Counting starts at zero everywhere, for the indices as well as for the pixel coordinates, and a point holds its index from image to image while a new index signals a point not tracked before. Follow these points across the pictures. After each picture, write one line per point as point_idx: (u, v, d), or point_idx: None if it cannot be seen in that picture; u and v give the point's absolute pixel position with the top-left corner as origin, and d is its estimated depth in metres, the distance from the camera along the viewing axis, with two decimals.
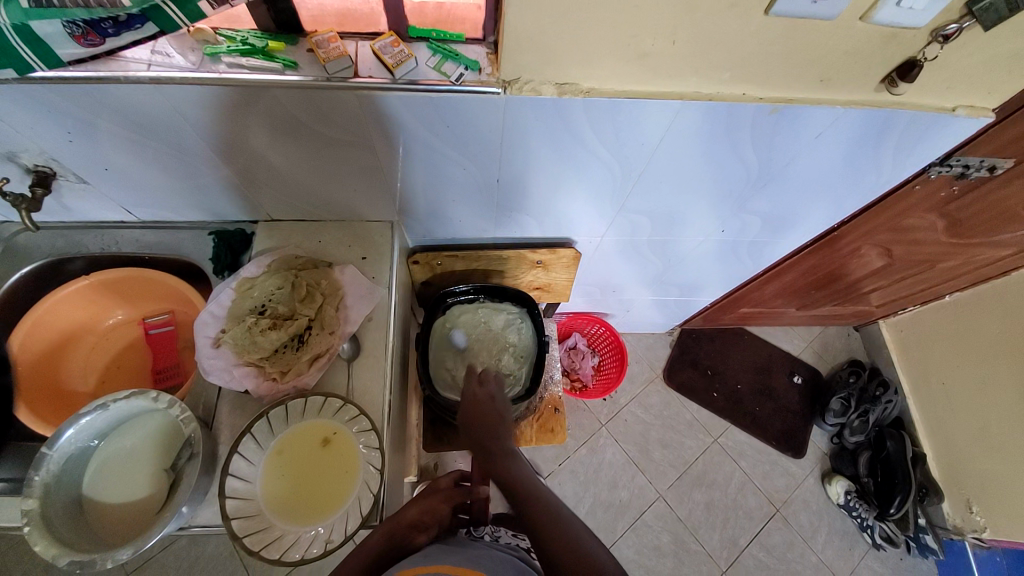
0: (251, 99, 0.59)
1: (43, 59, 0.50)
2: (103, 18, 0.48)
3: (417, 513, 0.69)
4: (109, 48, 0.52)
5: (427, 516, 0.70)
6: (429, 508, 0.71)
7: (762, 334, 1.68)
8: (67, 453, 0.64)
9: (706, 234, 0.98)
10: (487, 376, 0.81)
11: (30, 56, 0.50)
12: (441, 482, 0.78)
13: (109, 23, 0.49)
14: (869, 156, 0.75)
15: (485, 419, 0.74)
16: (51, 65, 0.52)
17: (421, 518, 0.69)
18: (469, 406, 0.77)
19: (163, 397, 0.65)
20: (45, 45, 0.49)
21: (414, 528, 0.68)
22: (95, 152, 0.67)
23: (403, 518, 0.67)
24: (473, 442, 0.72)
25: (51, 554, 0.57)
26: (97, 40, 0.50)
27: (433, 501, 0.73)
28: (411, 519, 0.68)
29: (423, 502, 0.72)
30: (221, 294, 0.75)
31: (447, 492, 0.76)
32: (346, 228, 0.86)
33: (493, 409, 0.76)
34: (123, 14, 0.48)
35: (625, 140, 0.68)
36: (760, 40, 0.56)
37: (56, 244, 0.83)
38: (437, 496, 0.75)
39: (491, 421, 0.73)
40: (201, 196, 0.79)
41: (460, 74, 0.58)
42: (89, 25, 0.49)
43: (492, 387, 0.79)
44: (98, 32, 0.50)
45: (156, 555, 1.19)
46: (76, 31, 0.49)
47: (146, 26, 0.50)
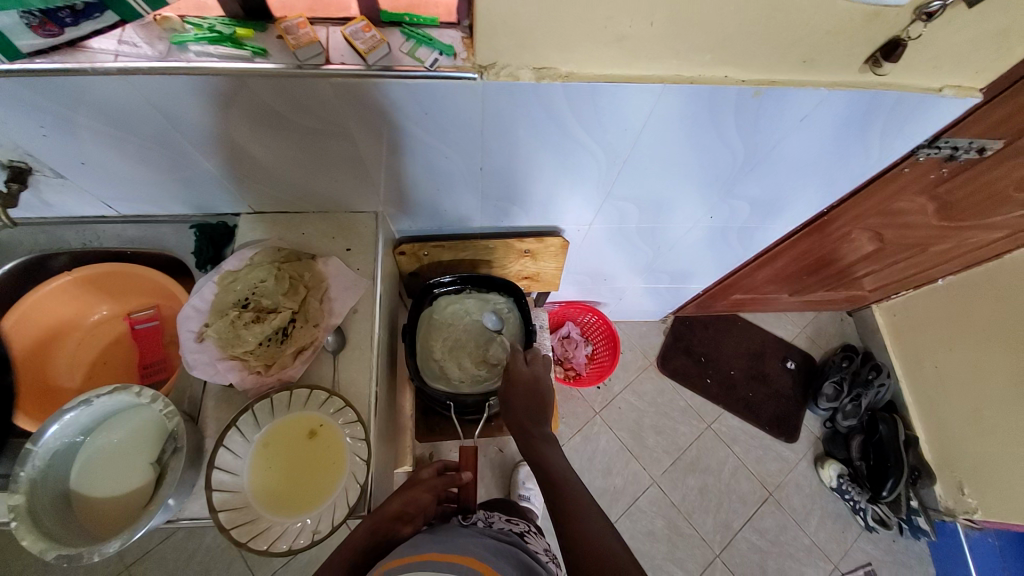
0: (227, 89, 0.58)
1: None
2: (60, 8, 0.48)
3: (400, 504, 0.70)
4: (66, 38, 0.52)
5: (410, 506, 0.71)
6: (411, 497, 0.72)
7: (757, 320, 1.68)
8: (54, 449, 0.64)
9: (695, 221, 0.97)
10: (534, 356, 0.85)
11: None
12: (423, 473, 0.78)
13: (66, 12, 0.49)
14: (857, 139, 0.74)
15: (533, 402, 0.78)
16: (12, 56, 0.52)
17: (404, 509, 0.70)
18: (515, 382, 0.81)
19: (146, 391, 0.65)
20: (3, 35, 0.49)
21: (398, 520, 0.69)
22: (69, 147, 0.66)
23: (387, 510, 0.68)
24: (517, 420, 0.77)
25: (39, 548, 0.58)
26: (56, 30, 0.50)
27: (416, 492, 0.73)
28: (394, 511, 0.69)
29: (406, 492, 0.72)
30: (204, 288, 0.75)
31: (430, 483, 0.77)
32: (330, 219, 0.85)
33: (537, 390, 0.80)
34: (81, 3, 0.48)
35: (609, 126, 0.68)
36: (741, 20, 0.54)
37: (39, 240, 0.82)
38: (421, 486, 0.75)
39: (535, 404, 0.78)
40: (181, 189, 0.78)
41: (434, 60, 0.57)
42: (46, 15, 0.49)
43: (538, 368, 0.83)
44: (56, 22, 0.49)
45: (154, 548, 1.20)
46: (33, 22, 0.49)
47: (104, 14, 0.51)
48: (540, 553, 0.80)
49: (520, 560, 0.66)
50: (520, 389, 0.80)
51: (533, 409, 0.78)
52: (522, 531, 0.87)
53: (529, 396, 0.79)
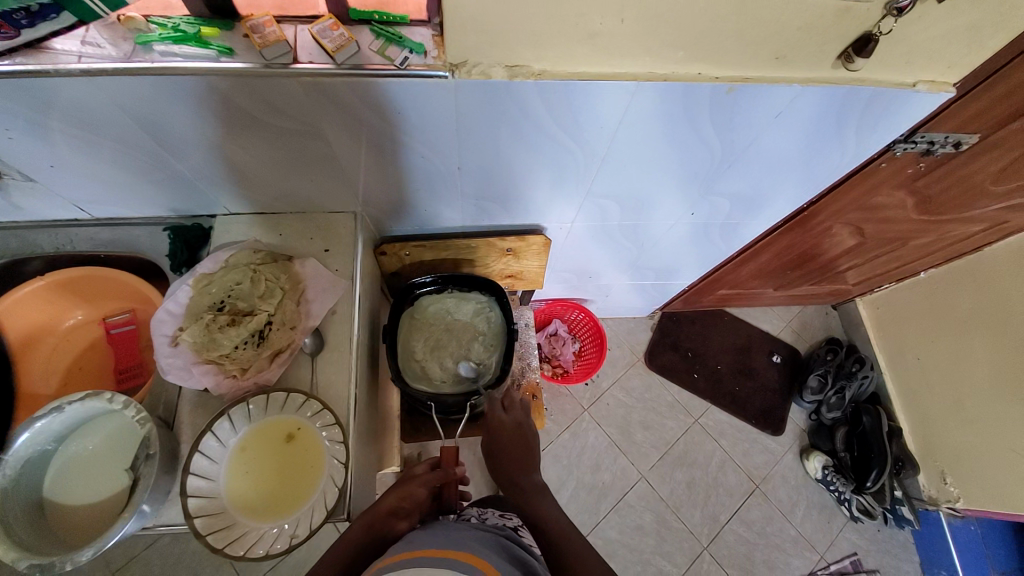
0: (194, 89, 0.56)
1: None
2: (14, 9, 0.47)
3: (396, 500, 0.73)
4: (21, 41, 0.50)
5: (405, 502, 0.74)
6: (404, 493, 0.75)
7: (743, 315, 1.69)
8: (24, 457, 0.62)
9: (677, 218, 0.97)
10: (511, 401, 0.84)
11: None
12: (417, 469, 0.81)
13: (21, 14, 0.48)
14: (833, 135, 0.74)
15: (517, 449, 0.79)
16: None
17: (399, 505, 0.73)
18: (498, 432, 0.81)
19: (117, 398, 0.64)
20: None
21: (393, 515, 0.72)
22: (35, 150, 0.65)
23: (380, 508, 0.72)
24: (503, 472, 0.78)
25: (11, 558, 0.56)
26: (11, 33, 0.49)
27: (412, 487, 0.77)
28: (389, 507, 0.72)
29: (400, 488, 0.76)
30: (178, 291, 0.73)
31: (424, 477, 0.79)
32: (308, 220, 0.84)
33: (521, 436, 0.81)
34: (35, 4, 0.48)
35: (585, 124, 0.67)
36: (711, 17, 0.54)
37: (10, 244, 0.81)
38: (415, 481, 0.78)
39: (522, 452, 0.79)
40: (154, 191, 0.77)
41: (404, 58, 0.56)
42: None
43: (519, 415, 0.83)
44: (11, 24, 0.48)
45: (139, 553, 1.19)
46: None
47: (61, 15, 0.50)
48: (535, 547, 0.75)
49: (513, 551, 0.65)
50: (504, 438, 0.80)
51: (519, 457, 0.78)
52: (517, 526, 0.79)
53: (513, 444, 0.79)
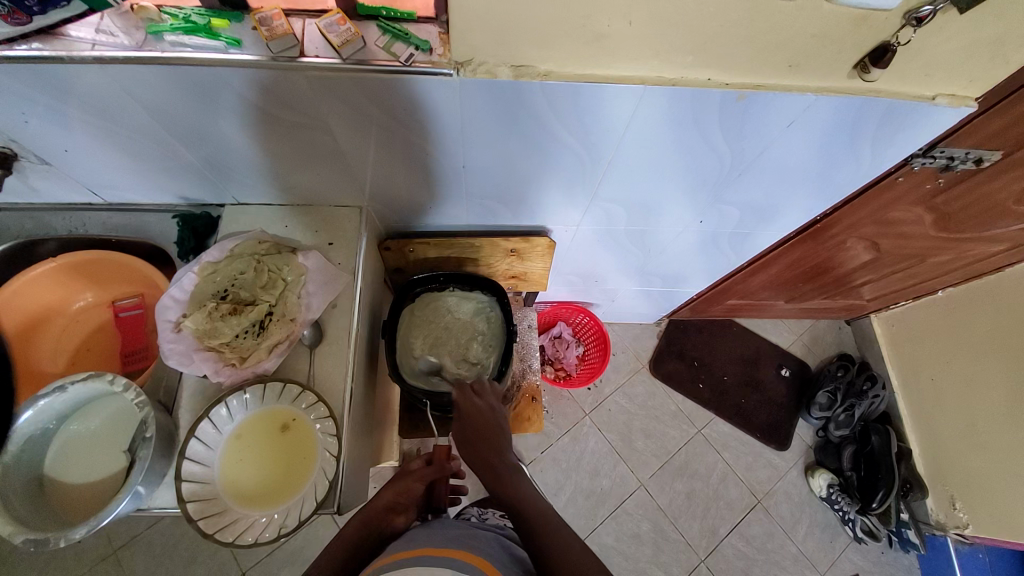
0: (203, 80, 0.57)
1: None
2: None
3: (392, 496, 0.76)
4: (36, 27, 0.52)
5: (403, 497, 0.77)
6: (404, 488, 0.78)
7: (753, 326, 1.66)
8: (26, 434, 0.64)
9: (685, 225, 0.96)
10: (483, 387, 0.85)
11: None
12: (414, 464, 0.82)
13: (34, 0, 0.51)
14: (847, 146, 0.72)
15: (489, 431, 0.78)
16: None
17: (396, 500, 0.76)
18: (472, 415, 0.80)
19: (118, 380, 0.65)
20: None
21: (391, 510, 0.75)
22: (51, 134, 0.66)
23: (377, 504, 0.75)
24: (476, 456, 0.76)
25: (7, 532, 0.58)
26: (24, 19, 0.51)
27: (407, 482, 0.78)
28: (386, 503, 0.75)
29: (397, 483, 0.78)
30: (183, 278, 0.72)
31: (420, 472, 0.81)
32: (313, 213, 0.85)
33: (493, 419, 0.80)
34: None
35: (591, 126, 0.66)
36: (722, 22, 0.53)
37: (26, 225, 0.83)
38: (412, 475, 0.80)
39: (493, 431, 0.79)
40: (165, 179, 0.78)
41: (409, 55, 0.56)
42: (14, 3, 0.50)
43: (490, 399, 0.83)
44: (24, 11, 0.51)
45: (142, 533, 1.22)
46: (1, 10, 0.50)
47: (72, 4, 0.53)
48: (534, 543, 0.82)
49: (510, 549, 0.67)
50: (476, 421, 0.79)
51: (492, 439, 0.77)
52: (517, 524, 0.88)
53: (485, 426, 0.78)
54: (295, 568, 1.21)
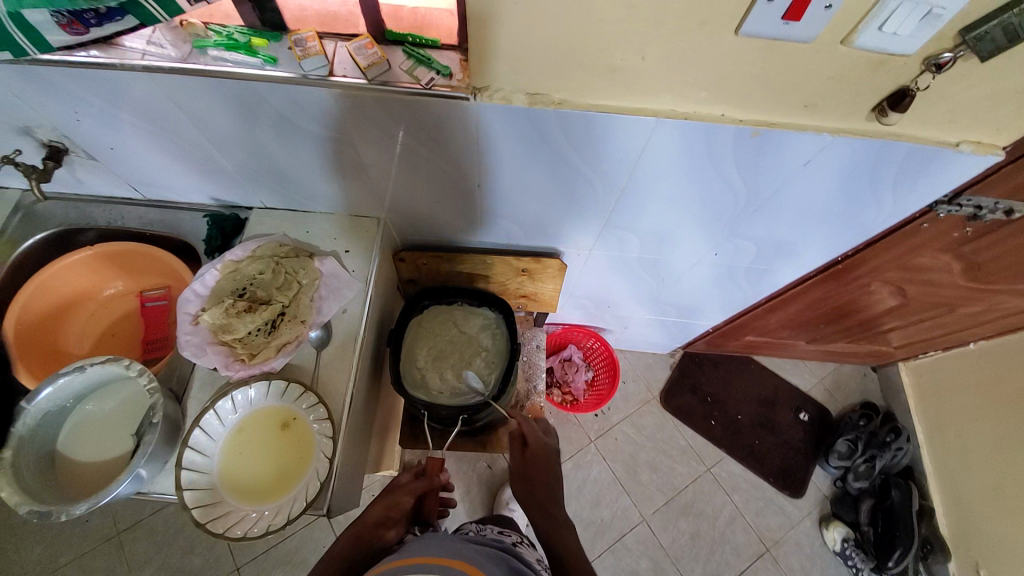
0: (239, 91, 0.61)
1: (33, 43, 0.52)
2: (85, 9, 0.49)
3: (382, 511, 0.77)
4: (96, 37, 0.53)
5: (392, 512, 0.78)
6: (393, 502, 0.78)
7: (772, 365, 1.61)
8: (44, 409, 0.68)
9: (699, 257, 0.95)
10: (543, 427, 0.91)
11: (24, 42, 0.51)
12: (403, 477, 0.84)
13: (91, 14, 0.50)
14: (867, 189, 0.71)
15: (545, 472, 0.84)
16: (44, 50, 0.53)
17: (386, 515, 0.77)
18: (534, 455, 0.86)
19: (134, 365, 0.68)
20: (36, 32, 0.50)
21: (381, 525, 0.75)
22: (101, 133, 0.72)
23: (368, 519, 0.75)
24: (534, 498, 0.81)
25: (14, 501, 0.61)
26: (82, 29, 0.51)
27: (397, 496, 0.79)
28: (376, 517, 0.76)
29: (387, 498, 0.79)
30: (207, 274, 0.76)
31: (410, 486, 0.82)
32: (334, 220, 0.89)
33: (552, 461, 0.86)
34: (103, 6, 0.49)
35: (603, 154, 0.68)
36: (735, 61, 0.54)
37: (69, 214, 0.89)
38: (402, 489, 0.81)
39: (547, 474, 0.84)
40: (199, 180, 0.83)
41: (430, 79, 0.59)
42: (73, 15, 0.50)
43: (551, 440, 0.89)
44: (82, 23, 0.51)
45: (146, 518, 1.25)
46: (62, 21, 0.50)
47: (126, 18, 0.51)
48: (535, 561, 0.82)
49: (512, 564, 0.66)
50: (537, 461, 0.85)
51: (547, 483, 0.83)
52: (515, 541, 0.89)
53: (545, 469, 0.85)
54: (288, 569, 1.22)
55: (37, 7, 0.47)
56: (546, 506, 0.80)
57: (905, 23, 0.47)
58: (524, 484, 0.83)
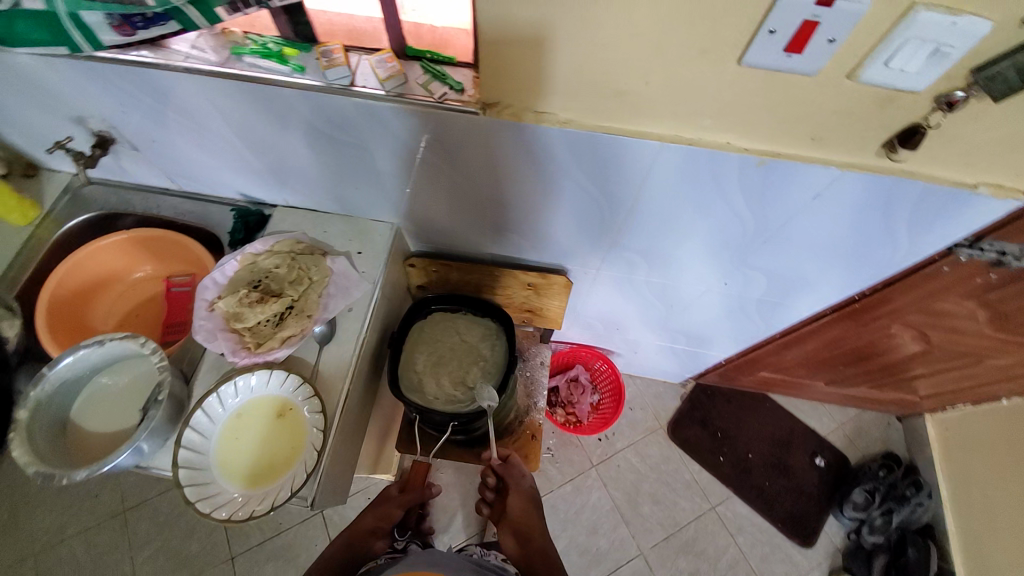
0: (267, 95, 0.65)
1: (86, 39, 0.58)
2: (133, 14, 0.54)
3: (372, 520, 0.80)
4: (141, 38, 0.58)
5: (384, 523, 0.80)
6: (384, 514, 0.81)
7: (789, 406, 1.54)
8: (63, 377, 0.73)
9: (709, 285, 0.94)
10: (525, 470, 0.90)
11: (79, 38, 0.58)
12: (393, 490, 0.86)
13: (139, 19, 0.55)
14: (880, 228, 0.70)
15: (529, 522, 0.84)
16: (96, 47, 0.59)
17: (377, 525, 0.79)
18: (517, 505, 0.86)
19: (148, 343, 0.72)
20: (90, 30, 0.56)
21: (372, 535, 0.78)
22: (144, 127, 0.78)
23: (358, 528, 0.78)
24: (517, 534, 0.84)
25: (25, 461, 0.66)
26: (129, 31, 0.57)
27: (388, 508, 0.82)
28: (368, 526, 0.79)
29: (378, 509, 0.81)
30: (227, 264, 0.81)
31: (399, 499, 0.84)
32: (349, 222, 0.92)
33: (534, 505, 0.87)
34: (149, 12, 0.54)
35: (608, 176, 0.69)
36: (740, 90, 0.55)
37: (112, 199, 0.96)
38: (391, 502, 0.83)
39: (530, 518, 0.85)
40: (228, 176, 0.88)
41: (443, 93, 0.62)
42: (123, 19, 0.55)
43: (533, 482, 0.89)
44: (131, 25, 0.56)
45: (151, 498, 1.29)
46: (114, 22, 0.56)
47: (169, 23, 0.56)
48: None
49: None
50: (518, 506, 0.86)
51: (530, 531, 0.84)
52: None
53: (526, 517, 0.85)
54: (280, 563, 1.24)
55: (92, 10, 0.53)
56: (529, 542, 0.83)
57: (911, 60, 0.47)
58: (508, 528, 0.85)
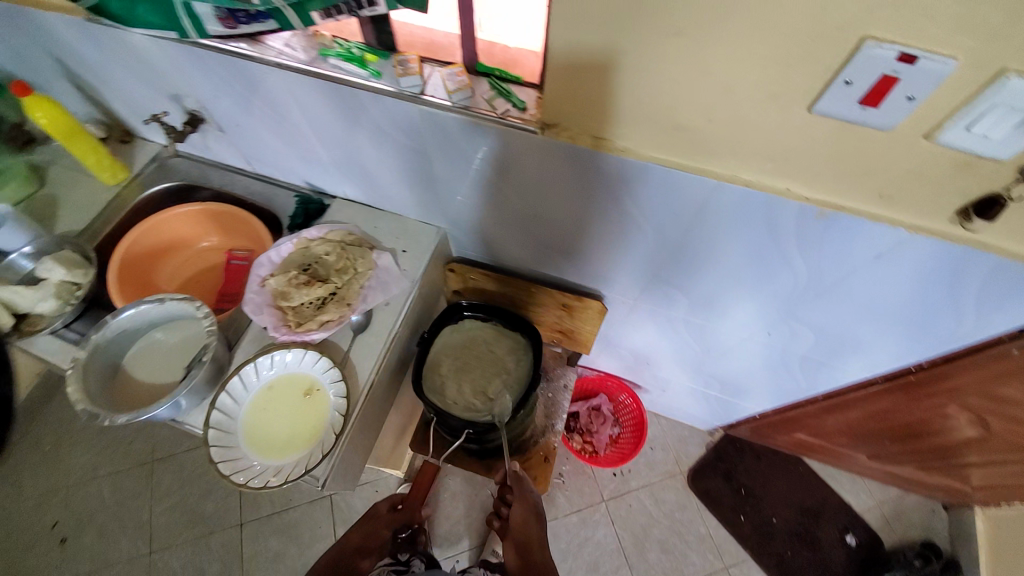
0: (344, 93, 0.70)
1: (195, 27, 0.64)
2: (240, 10, 0.60)
3: (361, 537, 0.90)
4: (242, 31, 0.64)
5: (370, 542, 0.90)
6: (371, 533, 0.92)
7: (824, 474, 1.43)
8: (122, 327, 0.79)
9: (750, 333, 0.90)
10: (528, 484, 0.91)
11: (189, 26, 0.64)
12: (382, 508, 0.96)
13: (243, 14, 0.61)
14: (945, 298, 0.65)
15: (527, 532, 0.85)
16: (202, 35, 0.65)
17: (364, 543, 0.89)
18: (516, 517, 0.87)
19: (203, 308, 0.79)
20: (199, 20, 0.62)
21: (358, 552, 0.88)
22: (232, 111, 0.85)
23: (348, 544, 0.88)
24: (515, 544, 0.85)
25: (76, 397, 0.72)
26: (232, 24, 0.63)
27: (375, 526, 0.93)
28: (355, 544, 0.88)
29: (366, 527, 0.92)
30: (283, 245, 0.86)
31: (385, 518, 0.95)
32: (399, 221, 0.96)
33: (534, 514, 0.88)
34: (253, 10, 0.60)
35: (658, 209, 0.69)
36: (806, 138, 0.53)
37: (193, 172, 1.05)
38: (379, 520, 0.94)
39: (527, 524, 0.86)
40: (297, 164, 0.94)
41: (506, 110, 0.65)
42: (229, 13, 0.61)
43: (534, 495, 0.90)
44: (234, 19, 0.62)
45: (179, 454, 1.37)
46: (221, 15, 0.62)
47: (268, 21, 0.61)
48: None
49: None
50: (518, 516, 0.87)
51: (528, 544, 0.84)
52: None
53: (524, 531, 0.85)
54: (284, 538, 1.27)
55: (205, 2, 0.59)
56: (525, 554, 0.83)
57: (997, 127, 0.44)
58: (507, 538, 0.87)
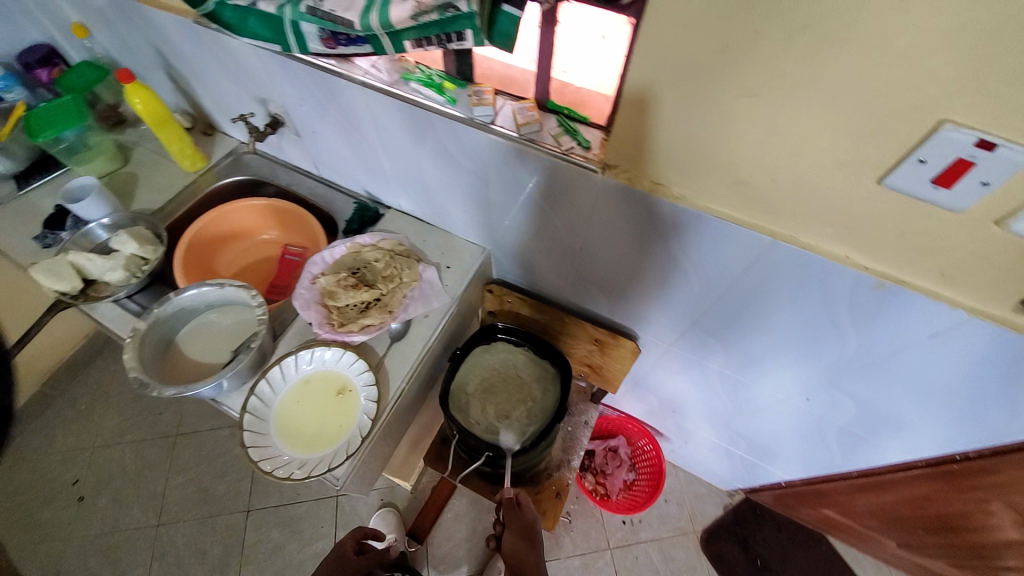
0: (419, 115, 0.74)
1: (297, 43, 0.69)
2: (341, 33, 0.65)
3: None
4: (338, 52, 0.69)
5: None
6: None
7: (847, 557, 1.35)
8: (182, 305, 0.85)
9: (787, 395, 0.88)
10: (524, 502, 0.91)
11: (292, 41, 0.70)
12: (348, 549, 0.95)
13: (344, 37, 0.66)
14: (1003, 389, 0.62)
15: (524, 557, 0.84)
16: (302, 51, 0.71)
17: None
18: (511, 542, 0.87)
19: (257, 296, 0.83)
20: (302, 37, 0.68)
21: None
22: (311, 118, 0.91)
23: None
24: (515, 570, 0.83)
25: (130, 364, 0.76)
26: (332, 45, 0.68)
27: None
28: None
29: None
30: (337, 248, 0.91)
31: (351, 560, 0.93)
32: (448, 237, 0.99)
33: (529, 536, 0.87)
34: (353, 34, 0.64)
35: (707, 258, 0.69)
36: (870, 208, 0.53)
37: (263, 168, 1.14)
38: None
39: (519, 544, 0.86)
40: (360, 173, 0.99)
41: (570, 147, 0.67)
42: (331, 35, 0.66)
43: (529, 514, 0.90)
44: (334, 40, 0.67)
45: (201, 432, 1.41)
46: (323, 36, 0.67)
47: (365, 46, 0.66)
48: None
49: None
50: (511, 539, 0.87)
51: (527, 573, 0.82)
52: None
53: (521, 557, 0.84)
54: (286, 532, 1.28)
55: (312, 23, 0.65)
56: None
57: None
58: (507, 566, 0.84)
